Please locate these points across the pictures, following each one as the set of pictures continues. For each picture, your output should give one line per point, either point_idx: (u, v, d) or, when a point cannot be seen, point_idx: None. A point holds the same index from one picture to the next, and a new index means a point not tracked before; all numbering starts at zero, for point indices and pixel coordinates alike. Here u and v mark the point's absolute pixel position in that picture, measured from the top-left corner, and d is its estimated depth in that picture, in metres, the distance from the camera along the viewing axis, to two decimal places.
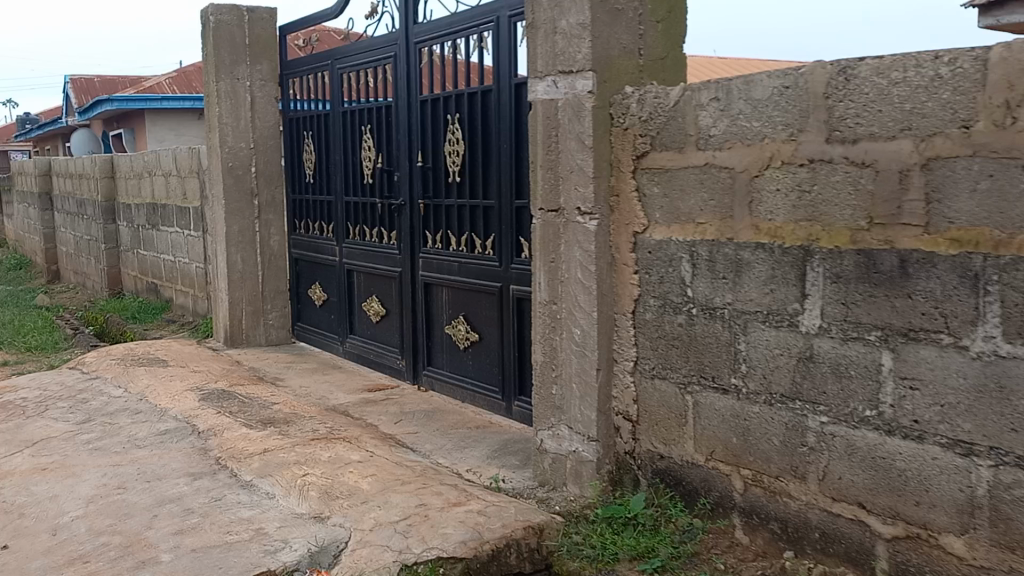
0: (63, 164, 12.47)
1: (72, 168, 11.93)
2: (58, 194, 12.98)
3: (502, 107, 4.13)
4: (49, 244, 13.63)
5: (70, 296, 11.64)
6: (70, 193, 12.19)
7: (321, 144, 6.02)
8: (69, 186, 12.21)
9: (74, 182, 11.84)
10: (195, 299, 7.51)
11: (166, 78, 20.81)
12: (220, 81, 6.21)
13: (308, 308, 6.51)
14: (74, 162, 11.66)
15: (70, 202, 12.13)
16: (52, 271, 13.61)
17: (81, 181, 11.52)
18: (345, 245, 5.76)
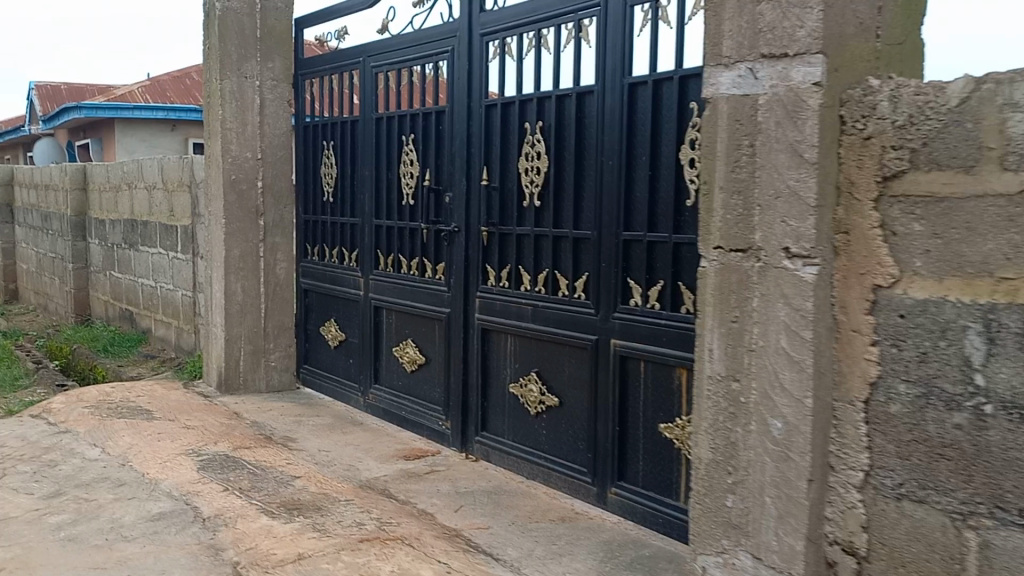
0: (26, 174, 11.40)
1: (35, 179, 10.88)
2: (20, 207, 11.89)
3: (609, 114, 3.34)
4: (7, 261, 12.53)
5: (28, 321, 10.54)
6: (33, 206, 11.11)
7: (345, 157, 5.18)
8: (32, 199, 11.14)
9: (37, 193, 10.75)
10: (180, 333, 6.49)
11: (137, 87, 19.75)
12: (225, 79, 5.31)
13: (319, 349, 5.58)
14: (40, 173, 10.61)
15: (33, 214, 11.05)
16: (8, 290, 12.55)
17: (45, 193, 10.46)
18: (373, 277, 4.90)
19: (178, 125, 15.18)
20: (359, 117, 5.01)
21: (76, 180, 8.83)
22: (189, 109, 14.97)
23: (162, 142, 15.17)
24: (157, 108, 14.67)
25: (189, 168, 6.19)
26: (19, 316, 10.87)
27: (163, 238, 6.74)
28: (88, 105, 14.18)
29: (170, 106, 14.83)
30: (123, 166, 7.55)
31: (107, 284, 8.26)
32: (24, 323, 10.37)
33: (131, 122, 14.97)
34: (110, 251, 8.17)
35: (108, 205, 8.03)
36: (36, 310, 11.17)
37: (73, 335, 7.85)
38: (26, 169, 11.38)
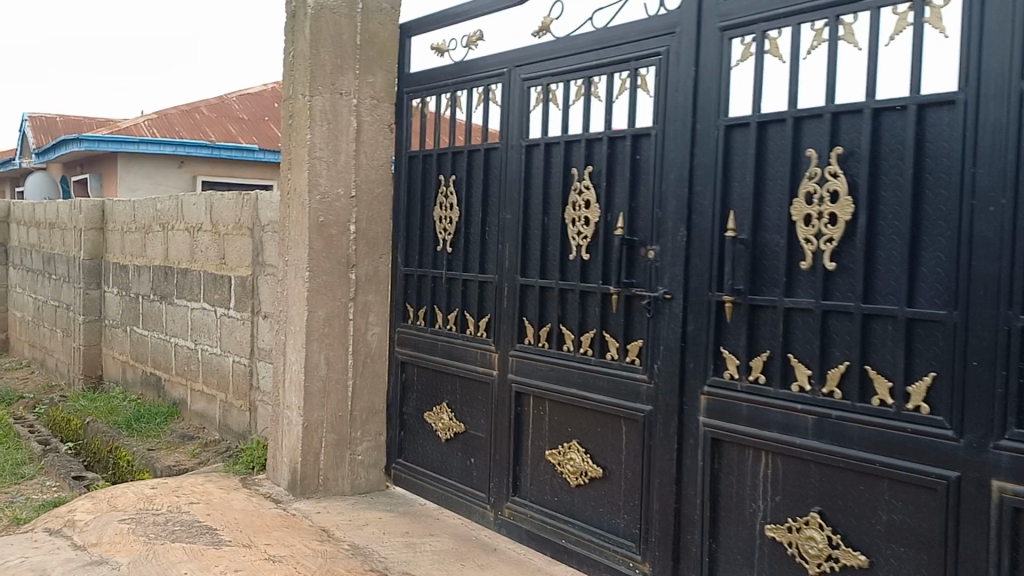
0: (26, 212, 10.18)
1: (38, 218, 9.67)
2: (17, 248, 10.65)
3: (992, 133, 2.20)
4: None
5: (22, 379, 9.22)
6: (34, 248, 9.88)
7: (473, 197, 3.97)
8: (33, 240, 9.91)
9: (41, 233, 9.49)
10: (230, 408, 5.24)
11: (142, 121, 18.65)
12: (316, 96, 4.18)
13: (422, 440, 4.32)
14: (44, 210, 9.38)
15: (34, 256, 9.78)
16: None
17: (49, 234, 9.24)
18: (516, 353, 3.68)
19: (185, 162, 14.04)
20: (499, 145, 3.79)
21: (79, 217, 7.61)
22: (199, 146, 13.86)
23: (167, 180, 14.04)
24: (163, 141, 13.51)
25: (250, 207, 5.01)
26: (13, 373, 9.57)
27: (205, 289, 5.50)
28: (87, 136, 13.06)
29: (180, 142, 13.68)
30: (153, 203, 6.31)
31: (123, 341, 6.96)
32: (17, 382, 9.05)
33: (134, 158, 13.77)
34: (125, 302, 6.87)
35: (128, 246, 6.75)
36: (31, 365, 9.87)
37: (84, 404, 6.54)
38: (26, 206, 10.16)
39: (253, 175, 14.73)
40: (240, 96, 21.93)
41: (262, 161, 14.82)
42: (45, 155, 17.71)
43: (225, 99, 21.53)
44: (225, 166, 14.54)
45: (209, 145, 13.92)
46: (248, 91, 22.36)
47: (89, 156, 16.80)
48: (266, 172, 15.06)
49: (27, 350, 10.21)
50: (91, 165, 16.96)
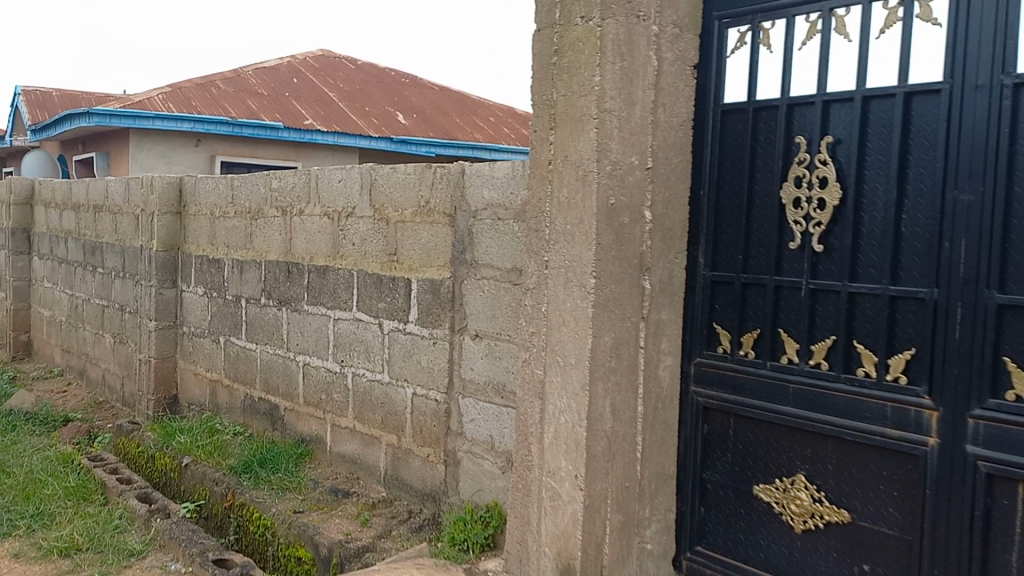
0: (54, 191, 8.69)
1: (71, 197, 8.17)
2: (42, 235, 9.14)
3: None
4: (20, 303, 9.76)
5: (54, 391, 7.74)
6: (65, 233, 8.38)
7: (874, 169, 2.58)
8: (63, 224, 8.41)
9: (76, 218, 8.04)
10: (407, 457, 3.88)
11: (156, 95, 17.06)
12: (607, 19, 2.82)
13: (745, 526, 2.96)
14: (80, 189, 7.85)
15: (65, 245, 8.33)
16: (20, 342, 9.81)
17: (86, 217, 7.74)
18: (986, 412, 2.33)
19: (201, 140, 12.74)
20: (945, 86, 2.40)
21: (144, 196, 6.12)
22: (219, 123, 12.53)
23: (183, 160, 12.67)
24: (180, 117, 12.24)
25: (445, 185, 3.64)
26: (43, 383, 8.13)
27: (363, 295, 4.14)
28: (95, 110, 11.52)
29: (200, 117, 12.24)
30: (265, 179, 4.91)
31: (210, 354, 5.53)
32: (50, 395, 7.57)
33: (147, 133, 12.39)
34: (214, 307, 5.44)
35: (223, 236, 5.32)
36: (63, 371, 8.37)
37: (167, 433, 5.12)
38: (54, 185, 8.66)
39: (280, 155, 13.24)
40: (256, 70, 20.34)
41: (291, 139, 13.34)
42: (48, 132, 16.09)
43: (239, 73, 19.92)
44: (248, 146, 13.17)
45: (231, 121, 12.46)
46: (263, 65, 20.76)
47: (101, 132, 15.22)
48: (295, 151, 13.59)
49: (56, 354, 8.72)
50: (101, 142, 15.37)
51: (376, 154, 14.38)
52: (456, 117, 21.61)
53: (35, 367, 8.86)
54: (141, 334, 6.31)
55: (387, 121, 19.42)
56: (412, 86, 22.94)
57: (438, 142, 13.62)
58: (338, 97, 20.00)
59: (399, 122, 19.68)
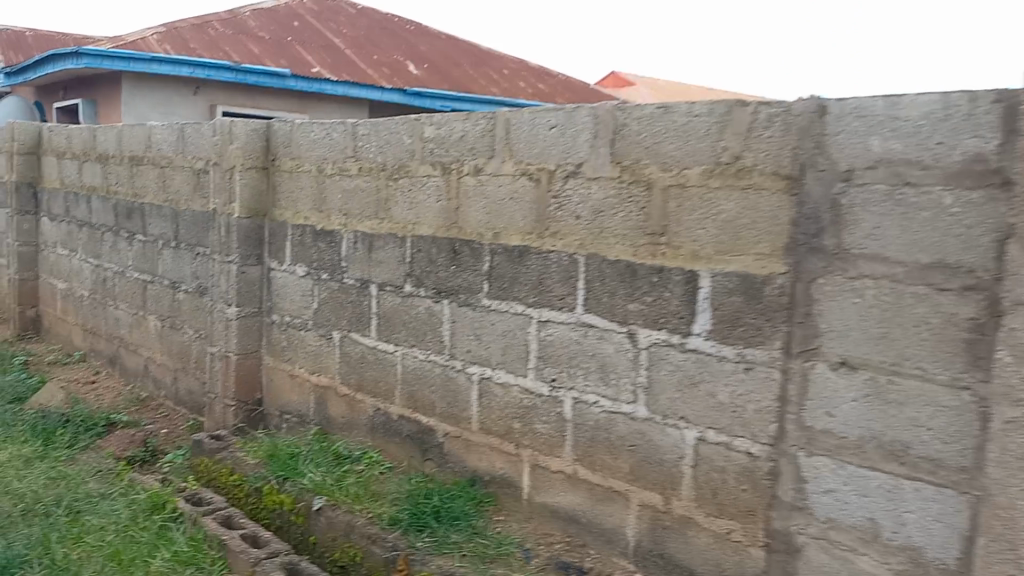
0: (62, 137, 7.15)
1: (86, 146, 6.69)
2: (45, 189, 7.59)
3: None
4: (26, 273, 7.77)
5: (73, 379, 6.35)
6: (75, 187, 6.88)
7: None
8: (72, 176, 6.91)
9: (91, 174, 6.58)
10: (683, 530, 2.66)
11: (152, 35, 15.31)
12: None
13: None
14: (100, 133, 6.38)
15: (75, 205, 6.87)
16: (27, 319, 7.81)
17: (108, 169, 6.28)
18: None
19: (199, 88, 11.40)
20: None
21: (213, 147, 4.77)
22: (221, 69, 11.15)
23: (179, 109, 11.33)
24: (179, 62, 10.77)
25: (776, 132, 2.41)
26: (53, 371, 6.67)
27: (595, 289, 2.91)
28: (89, 50, 10.04)
29: (196, 61, 10.78)
30: (414, 127, 3.65)
31: (317, 353, 4.27)
32: (69, 386, 6.17)
33: (142, 78, 11.01)
34: (323, 293, 4.20)
35: (340, 201, 4.07)
36: (76, 353, 6.93)
37: (275, 461, 3.86)
38: (64, 130, 7.14)
39: (284, 106, 11.81)
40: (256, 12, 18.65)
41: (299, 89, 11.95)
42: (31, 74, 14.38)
43: (239, 15, 18.23)
44: (253, 93, 11.84)
45: (235, 68, 11.08)
46: (263, 8, 19.07)
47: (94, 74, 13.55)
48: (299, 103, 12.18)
49: (62, 332, 7.25)
50: (95, 86, 13.73)
51: (392, 108, 12.99)
52: (472, 68, 20.02)
53: (37, 346, 7.39)
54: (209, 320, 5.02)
55: (399, 72, 17.87)
56: (419, 34, 21.30)
57: (465, 96, 12.25)
58: (345, 45, 18.41)
59: (412, 72, 18.13)
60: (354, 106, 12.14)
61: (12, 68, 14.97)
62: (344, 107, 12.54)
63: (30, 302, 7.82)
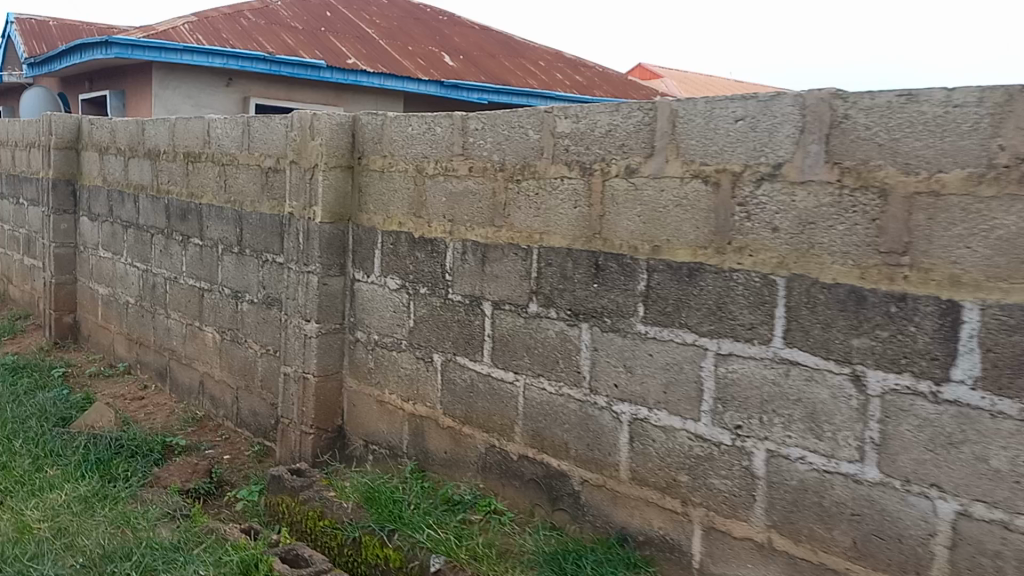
0: (106, 130, 6.45)
1: (132, 140, 6.14)
2: (84, 186, 6.85)
3: None
4: (62, 277, 7.02)
5: (120, 395, 5.81)
6: (117, 184, 6.34)
7: None
8: (113, 173, 6.37)
9: (138, 170, 6.04)
10: None
11: (182, 25, 14.74)
12: None
13: None
14: (147, 127, 5.86)
15: (118, 204, 6.33)
16: (62, 325, 7.10)
17: (158, 166, 5.75)
18: None
19: (232, 79, 10.92)
20: None
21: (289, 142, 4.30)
22: (254, 60, 10.67)
23: (212, 101, 10.86)
24: (212, 52, 10.30)
25: None
26: (95, 385, 6.12)
27: (800, 319, 2.37)
28: (119, 40, 9.56)
29: (230, 51, 10.34)
30: (543, 120, 3.10)
31: (412, 377, 3.73)
32: (115, 403, 5.64)
33: (173, 69, 10.54)
34: (421, 311, 3.66)
35: (444, 205, 3.54)
36: (120, 365, 6.39)
37: (377, 502, 3.35)
38: (107, 122, 6.45)
39: (318, 98, 11.33)
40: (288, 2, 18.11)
41: (333, 81, 11.45)
42: (58, 65, 13.89)
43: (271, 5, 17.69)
44: (285, 86, 11.33)
45: (268, 58, 10.57)
46: None
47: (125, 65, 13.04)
48: (333, 95, 11.68)
49: (103, 340, 6.67)
50: (124, 78, 13.24)
51: (427, 101, 12.44)
52: (509, 59, 19.40)
53: (75, 355, 6.86)
54: (279, 335, 4.48)
55: (435, 64, 17.29)
56: (453, 25, 20.69)
57: (506, 90, 11.69)
58: (379, 36, 17.84)
59: (448, 64, 17.53)
60: (389, 99, 11.62)
61: (38, 59, 14.49)
62: (379, 100, 12.01)
63: (67, 308, 7.10)
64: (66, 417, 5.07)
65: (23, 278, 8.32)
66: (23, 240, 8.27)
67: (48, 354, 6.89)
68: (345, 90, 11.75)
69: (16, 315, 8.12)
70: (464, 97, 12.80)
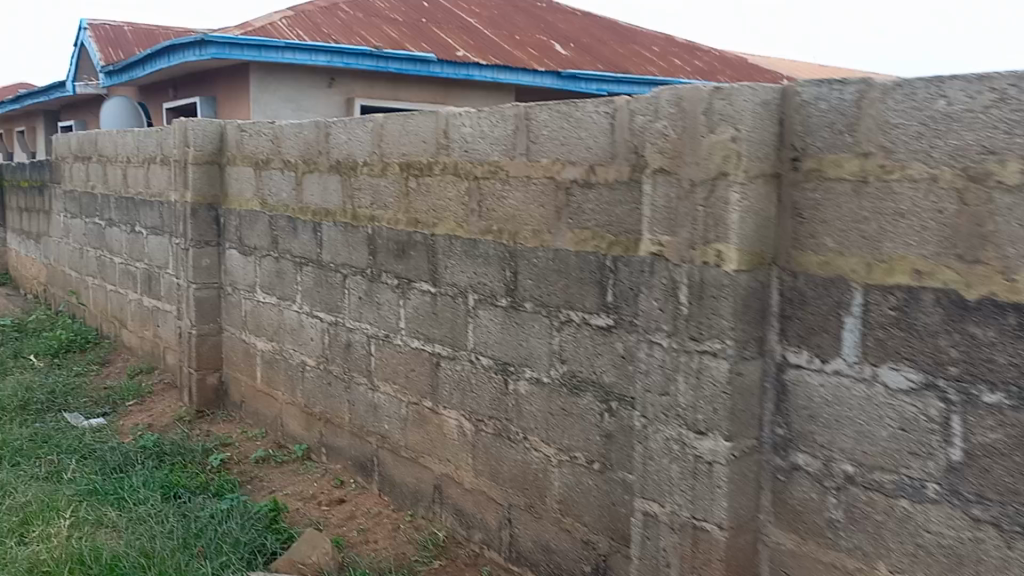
0: (265, 138, 4.89)
1: (303, 148, 4.57)
2: (231, 210, 5.29)
3: None
4: (204, 327, 5.48)
5: (312, 498, 4.23)
6: (283, 208, 4.78)
7: None
8: (277, 193, 4.81)
9: (319, 186, 4.46)
10: None
11: (277, 18, 13.18)
12: None
13: None
14: (333, 131, 4.29)
15: (286, 233, 4.76)
16: (204, 388, 5.55)
17: (354, 182, 4.18)
18: None
19: (334, 79, 9.30)
20: None
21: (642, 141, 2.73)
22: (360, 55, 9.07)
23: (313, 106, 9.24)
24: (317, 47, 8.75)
25: None
26: (269, 477, 4.56)
27: None
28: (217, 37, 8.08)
29: (335, 46, 8.80)
30: None
31: (956, 555, 2.06)
32: (311, 514, 4.06)
33: (271, 68, 8.96)
34: (984, 435, 1.99)
35: None
36: (295, 447, 4.83)
37: None
38: (265, 126, 4.90)
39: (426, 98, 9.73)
40: None
41: (444, 76, 9.81)
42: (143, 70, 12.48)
43: None
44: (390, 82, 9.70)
45: (375, 53, 9.04)
46: None
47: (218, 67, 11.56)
48: (442, 93, 10.06)
49: (266, 410, 5.12)
50: (216, 82, 11.77)
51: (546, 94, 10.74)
52: (622, 45, 17.51)
53: (226, 429, 5.32)
54: (628, 447, 2.86)
55: (549, 52, 15.49)
56: (555, 11, 18.89)
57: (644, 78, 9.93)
58: (483, 25, 16.13)
59: (561, 52, 15.70)
60: (507, 96, 9.96)
61: (118, 66, 13.10)
62: (493, 96, 10.34)
63: (210, 367, 5.55)
64: (262, 552, 3.53)
65: (142, 324, 6.81)
66: (141, 276, 6.76)
67: (192, 428, 5.36)
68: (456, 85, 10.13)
69: (136, 369, 6.62)
70: (587, 88, 11.08)
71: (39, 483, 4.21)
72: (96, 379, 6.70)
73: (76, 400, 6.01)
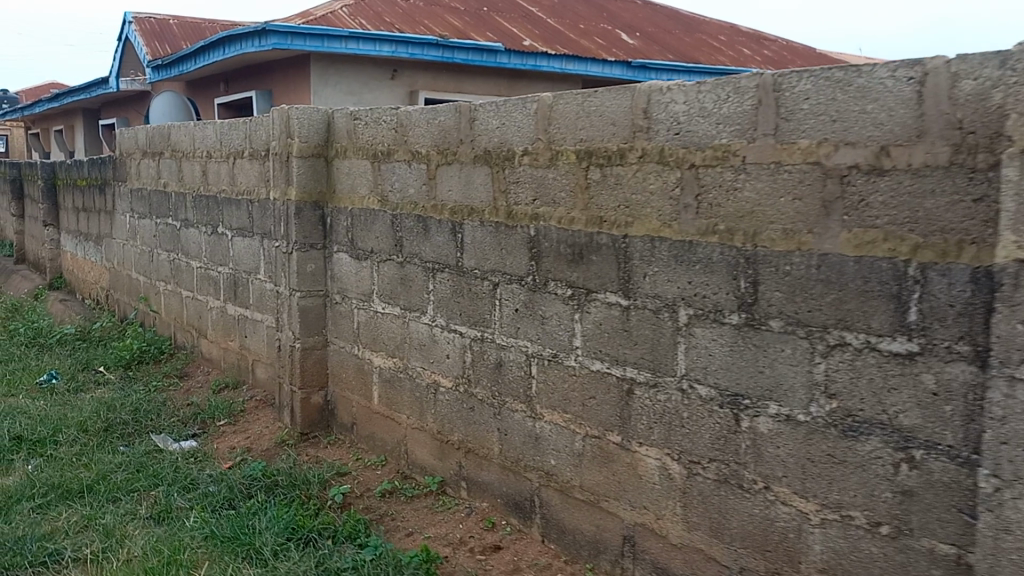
0: (387, 126, 4.28)
1: (438, 136, 3.95)
2: (342, 209, 4.70)
3: None
4: (309, 339, 4.89)
5: (462, 543, 3.63)
6: (411, 205, 4.17)
7: None
8: (404, 188, 4.20)
9: (460, 180, 3.83)
10: None
11: (336, 8, 12.60)
12: None
13: None
14: (481, 115, 3.67)
15: (415, 234, 4.15)
16: (309, 408, 4.97)
17: (511, 173, 3.55)
18: None
19: (397, 71, 8.63)
20: None
21: (978, 114, 2.10)
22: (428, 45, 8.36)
23: (374, 98, 8.59)
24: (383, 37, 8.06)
25: None
26: (403, 515, 3.97)
27: None
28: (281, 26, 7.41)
29: (402, 36, 8.08)
30: None
31: None
32: (466, 565, 3.46)
33: (335, 61, 8.27)
34: None
35: None
36: (425, 479, 4.23)
37: None
38: (387, 112, 4.29)
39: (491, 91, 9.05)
40: None
41: (512, 66, 9.11)
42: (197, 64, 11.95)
43: None
44: (453, 73, 9.01)
45: (441, 44, 8.34)
46: None
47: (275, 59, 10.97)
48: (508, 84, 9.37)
49: (385, 435, 4.52)
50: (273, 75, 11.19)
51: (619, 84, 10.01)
52: (687, 35, 16.73)
53: (337, 455, 4.72)
54: (943, 510, 2.22)
55: (614, 41, 14.77)
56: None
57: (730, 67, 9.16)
58: (544, 14, 15.43)
59: (627, 41, 14.97)
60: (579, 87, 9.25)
61: (170, 60, 12.56)
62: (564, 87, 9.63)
63: (315, 384, 4.97)
64: None
65: (226, 333, 6.25)
66: (224, 281, 6.19)
67: (298, 454, 4.78)
68: (523, 75, 9.43)
69: (222, 384, 6.06)
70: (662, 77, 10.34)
71: (148, 527, 3.65)
72: (178, 393, 6.15)
73: (161, 420, 5.46)
